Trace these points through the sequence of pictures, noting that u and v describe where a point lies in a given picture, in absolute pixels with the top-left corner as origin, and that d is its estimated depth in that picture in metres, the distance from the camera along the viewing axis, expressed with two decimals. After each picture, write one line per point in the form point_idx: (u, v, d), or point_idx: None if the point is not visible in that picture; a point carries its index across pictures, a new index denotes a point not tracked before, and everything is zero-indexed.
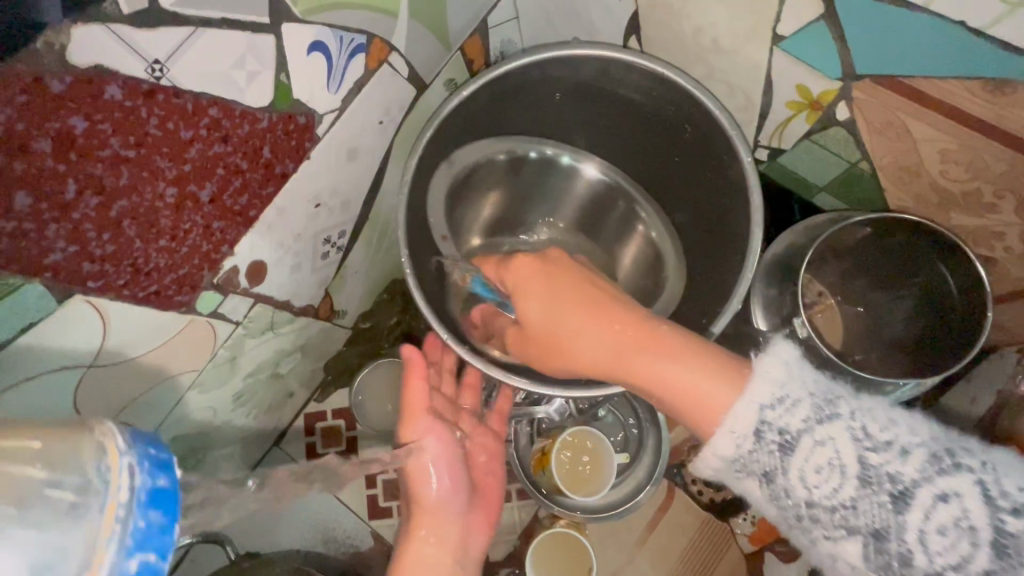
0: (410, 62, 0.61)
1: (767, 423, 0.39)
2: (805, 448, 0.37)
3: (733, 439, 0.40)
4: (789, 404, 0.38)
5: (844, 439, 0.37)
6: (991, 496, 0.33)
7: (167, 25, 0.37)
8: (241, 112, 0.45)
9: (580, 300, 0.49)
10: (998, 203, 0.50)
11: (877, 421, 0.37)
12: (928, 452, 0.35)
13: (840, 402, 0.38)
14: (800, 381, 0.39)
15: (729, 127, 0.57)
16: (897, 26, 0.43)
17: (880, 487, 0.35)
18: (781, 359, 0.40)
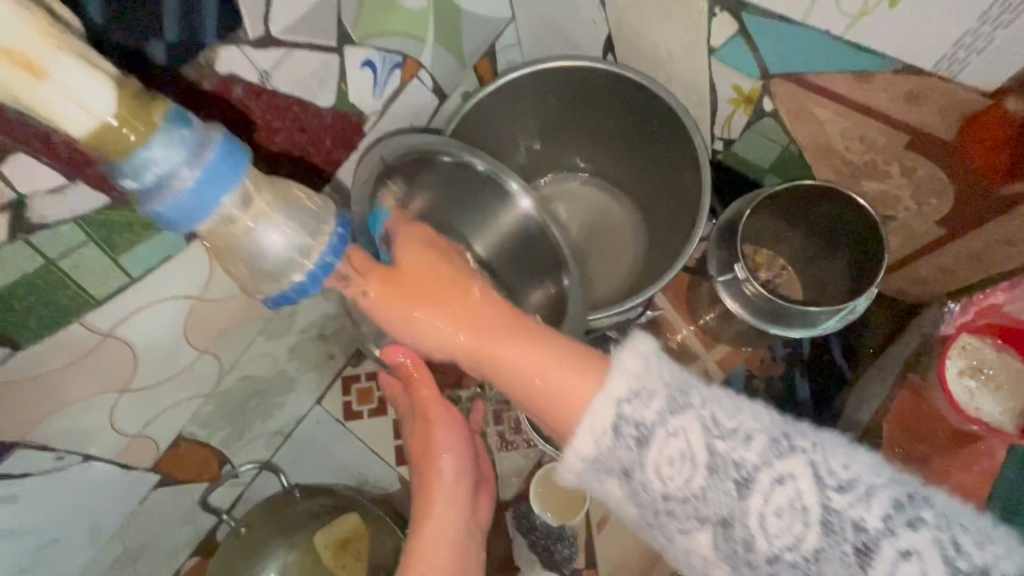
0: (434, 76, 0.78)
1: (625, 417, 0.40)
2: (657, 441, 0.39)
3: (593, 435, 0.41)
4: (642, 396, 0.39)
5: (694, 429, 0.38)
6: (822, 476, 0.35)
7: (272, 47, 0.54)
8: (314, 109, 0.63)
9: (459, 318, 0.48)
10: (890, 171, 0.63)
11: (725, 411, 0.38)
12: (770, 437, 0.37)
13: (692, 391, 0.39)
14: (653, 368, 0.40)
15: (684, 119, 0.72)
16: (790, 39, 0.57)
17: (727, 475, 0.37)
18: (638, 352, 0.40)
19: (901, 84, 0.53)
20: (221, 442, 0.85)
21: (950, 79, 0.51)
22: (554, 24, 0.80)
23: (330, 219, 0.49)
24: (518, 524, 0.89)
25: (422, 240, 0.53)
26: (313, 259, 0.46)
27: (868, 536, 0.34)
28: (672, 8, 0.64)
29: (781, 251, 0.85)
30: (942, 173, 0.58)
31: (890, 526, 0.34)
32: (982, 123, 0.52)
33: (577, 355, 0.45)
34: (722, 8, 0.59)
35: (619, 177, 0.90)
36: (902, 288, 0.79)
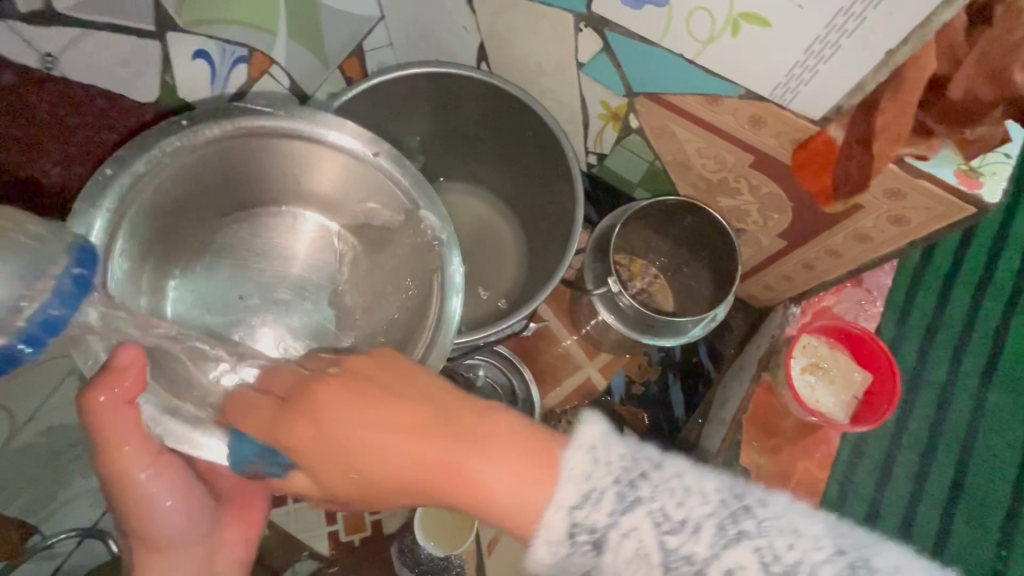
0: (291, 74, 0.70)
1: (577, 524, 0.35)
2: (612, 539, 0.35)
3: (549, 547, 0.36)
4: (592, 497, 0.35)
5: (646, 528, 0.35)
6: (767, 562, 0.34)
7: (58, 24, 0.44)
8: (128, 105, 0.53)
9: (358, 397, 0.41)
10: (739, 188, 0.68)
11: (676, 499, 0.35)
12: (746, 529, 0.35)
13: (639, 482, 0.35)
14: (598, 457, 0.36)
15: (555, 129, 0.71)
16: (649, 58, 0.58)
17: (684, 565, 0.34)
18: (585, 446, 0.36)
19: (745, 108, 0.57)
20: (19, 512, 0.69)
21: (784, 106, 0.54)
22: (425, 27, 0.76)
23: (59, 255, 0.42)
24: (402, 557, 0.83)
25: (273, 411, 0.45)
26: (28, 316, 0.39)
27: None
28: (540, 21, 0.63)
29: (652, 261, 0.89)
30: (782, 192, 0.63)
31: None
32: (809, 149, 0.55)
33: (530, 447, 0.39)
34: (586, 24, 0.59)
35: (497, 187, 0.89)
36: (753, 293, 0.85)
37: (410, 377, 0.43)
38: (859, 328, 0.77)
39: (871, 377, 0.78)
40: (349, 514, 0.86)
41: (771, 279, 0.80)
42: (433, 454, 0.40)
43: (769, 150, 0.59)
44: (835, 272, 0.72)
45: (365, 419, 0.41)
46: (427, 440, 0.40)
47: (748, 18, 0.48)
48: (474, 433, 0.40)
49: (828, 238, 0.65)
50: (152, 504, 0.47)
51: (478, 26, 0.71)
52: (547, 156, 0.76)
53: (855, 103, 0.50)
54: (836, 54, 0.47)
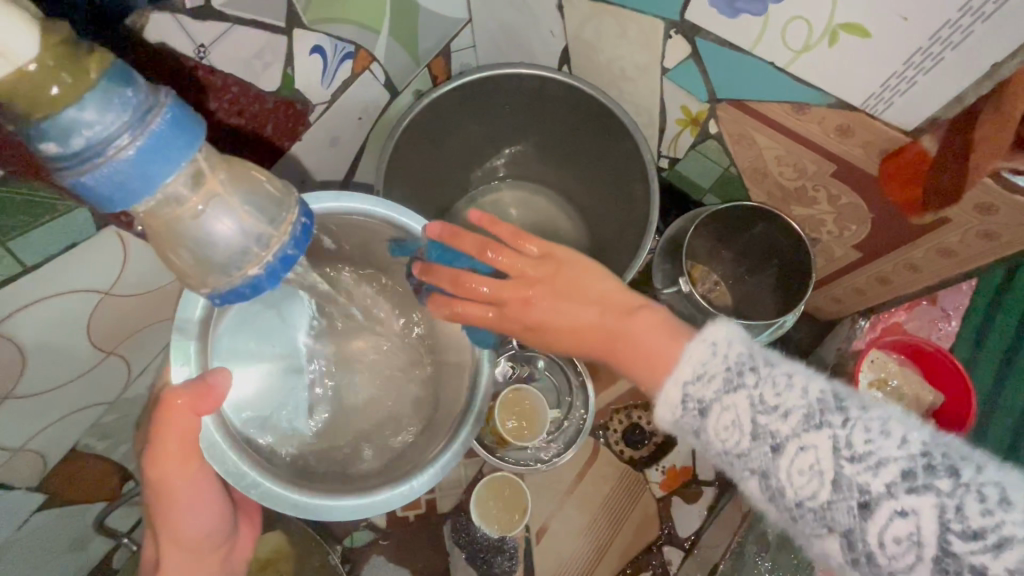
0: (387, 71, 0.75)
1: (688, 394, 0.44)
2: (713, 411, 0.43)
3: (669, 407, 0.45)
4: (705, 378, 0.44)
5: (744, 404, 0.42)
6: (840, 447, 0.39)
7: (214, 19, 0.50)
8: (256, 92, 0.58)
9: (574, 287, 0.52)
10: (816, 197, 0.69)
11: (774, 389, 0.42)
12: (806, 412, 0.40)
13: (748, 372, 0.43)
14: (720, 352, 0.44)
15: (634, 131, 0.73)
16: (739, 65, 0.59)
17: (764, 441, 0.41)
18: (710, 341, 0.45)
19: (833, 118, 0.57)
20: (122, 458, 0.76)
21: (874, 116, 0.55)
22: (511, 31, 0.80)
23: (293, 204, 0.41)
24: (456, 536, 0.88)
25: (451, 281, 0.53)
26: (272, 252, 0.39)
27: (870, 498, 0.38)
28: (629, 28, 0.66)
29: (715, 268, 0.88)
30: (863, 202, 0.64)
31: (892, 491, 0.37)
32: (899, 159, 0.55)
33: (659, 346, 0.49)
34: (676, 31, 0.61)
35: (567, 186, 0.92)
36: (818, 305, 0.85)
37: (585, 278, 0.53)
38: (932, 346, 0.76)
39: (944, 397, 0.76)
40: None
41: (840, 292, 0.79)
42: (599, 319, 0.51)
43: (854, 160, 0.60)
44: (911, 287, 0.71)
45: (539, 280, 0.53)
46: (598, 312, 0.52)
47: (847, 28, 0.49)
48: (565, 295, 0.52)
49: (908, 252, 0.65)
50: (186, 510, 0.51)
51: (564, 31, 0.74)
52: (622, 158, 0.78)
53: (952, 115, 0.50)
54: (937, 67, 0.47)
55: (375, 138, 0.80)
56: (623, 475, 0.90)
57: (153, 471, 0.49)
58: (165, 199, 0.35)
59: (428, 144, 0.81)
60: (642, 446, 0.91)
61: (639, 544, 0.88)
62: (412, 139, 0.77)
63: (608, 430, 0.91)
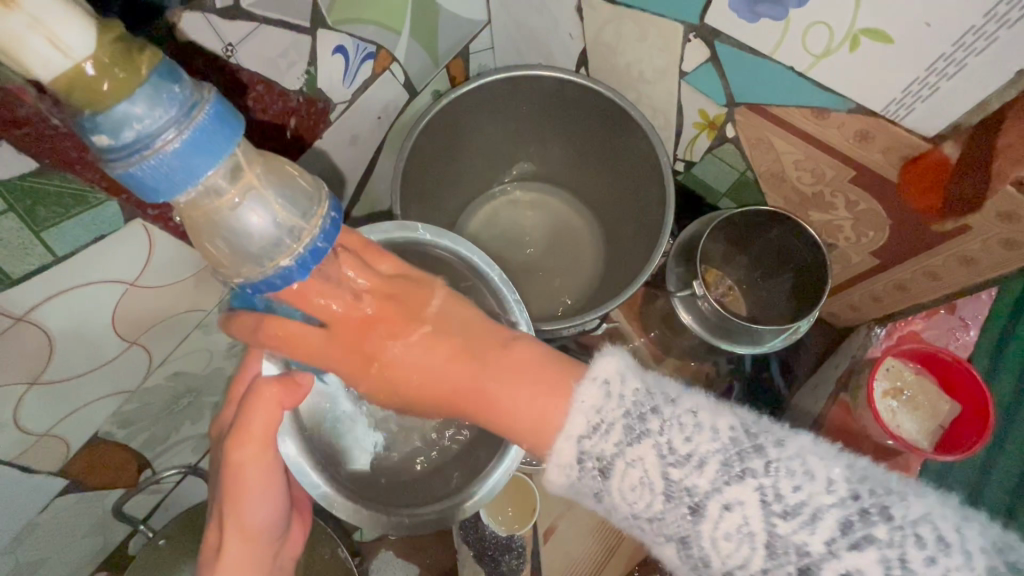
0: (406, 71, 0.76)
1: (585, 451, 0.43)
2: (615, 470, 0.42)
3: (563, 469, 0.44)
4: (604, 430, 0.42)
5: (652, 458, 0.41)
6: (767, 500, 0.38)
7: (242, 18, 0.51)
8: (280, 91, 0.60)
9: (444, 323, 0.52)
10: (835, 203, 0.68)
11: (682, 436, 0.40)
12: (722, 460, 0.39)
13: (649, 417, 0.41)
14: (615, 395, 0.42)
15: (651, 134, 0.74)
16: (758, 70, 0.59)
17: (682, 502, 0.40)
18: (601, 381, 0.43)
19: (853, 123, 0.57)
20: (140, 447, 0.77)
21: (895, 122, 0.54)
22: (529, 33, 0.81)
23: (324, 197, 0.42)
24: (464, 533, 0.88)
25: (372, 276, 0.51)
26: (303, 241, 0.40)
27: (809, 560, 0.37)
28: (648, 31, 0.66)
29: (729, 272, 0.88)
30: (882, 209, 0.63)
31: (833, 548, 0.37)
32: (922, 164, 0.55)
33: (553, 378, 0.48)
34: (696, 35, 0.61)
35: (582, 189, 0.92)
36: (834, 312, 0.84)
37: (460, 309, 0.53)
38: (951, 355, 0.74)
39: (961, 408, 0.75)
40: None
41: (856, 298, 0.79)
42: (462, 372, 0.51)
43: (874, 166, 0.59)
44: (928, 295, 0.70)
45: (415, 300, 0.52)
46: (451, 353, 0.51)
47: (869, 33, 0.49)
48: (488, 359, 0.50)
49: (927, 260, 0.65)
50: (250, 507, 0.51)
51: (583, 33, 0.74)
52: (639, 162, 0.78)
53: (974, 122, 0.50)
54: (960, 73, 0.47)
55: (393, 138, 0.81)
56: None
57: (232, 460, 0.50)
58: (206, 191, 0.36)
59: (445, 144, 0.81)
60: None
61: (647, 549, 0.87)
62: (430, 139, 0.77)
63: None
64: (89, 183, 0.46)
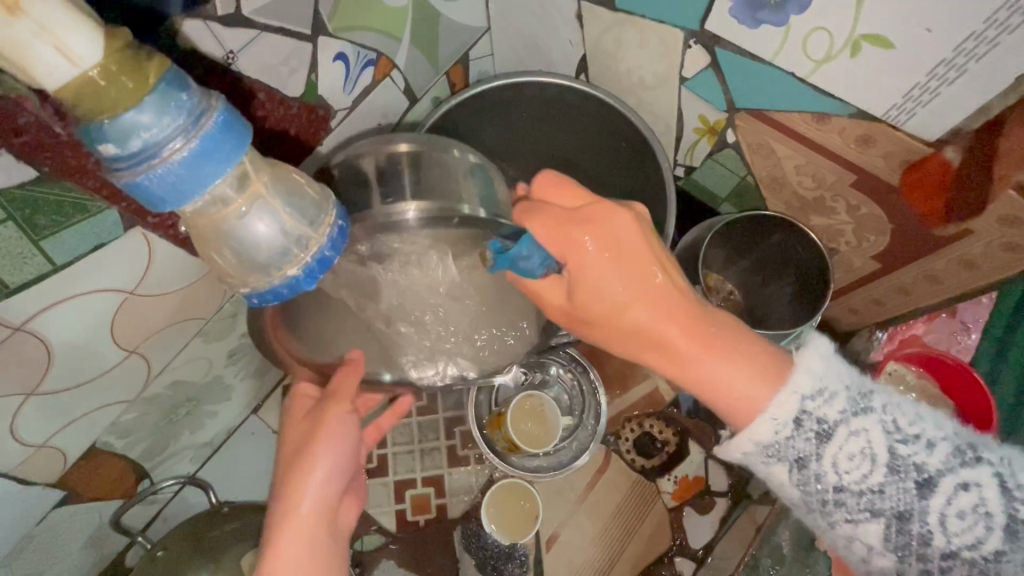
0: (407, 78, 0.76)
1: (807, 412, 0.41)
2: (838, 435, 0.40)
3: (773, 425, 0.41)
4: (828, 396, 0.41)
5: (877, 432, 0.40)
6: (1007, 486, 0.38)
7: (243, 26, 0.51)
8: (281, 98, 0.59)
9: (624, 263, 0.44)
10: (835, 207, 0.68)
11: (906, 416, 0.41)
12: (951, 446, 0.40)
13: (872, 397, 0.41)
14: (833, 371, 0.41)
15: (651, 140, 0.74)
16: (758, 75, 0.60)
17: (909, 476, 0.40)
18: (819, 354, 0.42)
19: (853, 128, 0.57)
20: (139, 456, 0.77)
21: (896, 127, 0.54)
22: (529, 39, 0.81)
23: (329, 205, 0.41)
24: (467, 541, 0.87)
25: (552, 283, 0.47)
26: (310, 250, 0.39)
27: None
28: (649, 37, 0.66)
29: (728, 276, 0.89)
30: (883, 213, 0.63)
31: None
32: (922, 171, 0.55)
33: (752, 354, 0.43)
34: (696, 41, 0.61)
35: None
36: (836, 316, 0.84)
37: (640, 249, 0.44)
38: (954, 359, 0.74)
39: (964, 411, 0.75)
40: (416, 495, 0.90)
41: (857, 302, 0.79)
42: (669, 321, 0.44)
43: (875, 171, 0.59)
44: (930, 299, 0.70)
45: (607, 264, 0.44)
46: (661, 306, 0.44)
47: (869, 39, 0.49)
48: (693, 322, 0.44)
49: (929, 263, 0.65)
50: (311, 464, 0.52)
51: (583, 40, 0.75)
52: (639, 167, 0.78)
53: (975, 126, 0.50)
54: (961, 78, 0.47)
55: None
56: (635, 485, 0.89)
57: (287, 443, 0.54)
58: (212, 199, 0.36)
59: None
60: (654, 455, 0.90)
61: (650, 557, 0.87)
62: None
63: (620, 439, 0.90)
64: (89, 192, 0.46)
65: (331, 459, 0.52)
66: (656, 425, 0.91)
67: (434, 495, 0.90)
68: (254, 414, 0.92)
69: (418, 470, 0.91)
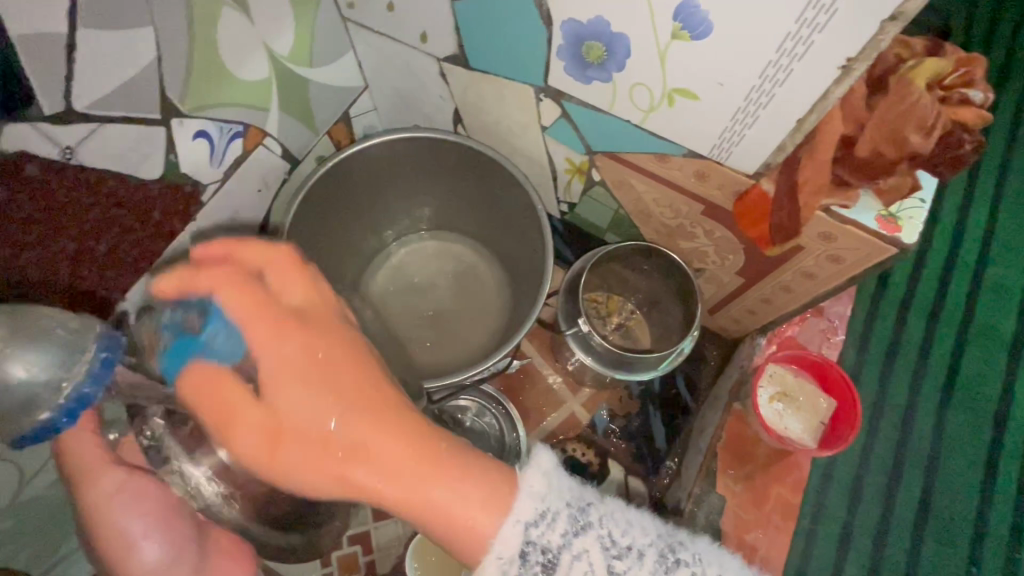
0: (283, 143, 0.76)
1: (531, 544, 0.39)
2: (562, 562, 0.39)
3: (500, 564, 0.38)
4: (551, 521, 0.39)
5: (594, 549, 0.39)
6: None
7: (78, 121, 0.51)
8: (136, 182, 0.59)
9: (332, 375, 0.37)
10: (695, 233, 0.74)
11: (620, 525, 0.40)
12: (657, 549, 0.40)
13: (590, 509, 0.40)
14: (558, 494, 0.40)
15: (525, 184, 0.77)
16: (602, 122, 0.65)
17: None
18: (540, 470, 0.40)
19: (690, 164, 0.63)
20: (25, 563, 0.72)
21: (721, 163, 0.60)
22: (404, 95, 0.84)
23: (90, 340, 0.37)
24: None
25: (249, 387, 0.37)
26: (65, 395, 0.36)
27: None
28: (505, 92, 0.70)
29: (628, 298, 0.95)
30: (732, 235, 0.69)
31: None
32: (748, 201, 0.60)
33: (468, 468, 0.38)
34: (544, 95, 0.66)
35: (480, 235, 0.95)
36: (722, 326, 0.90)
37: (360, 377, 0.37)
38: (820, 358, 0.82)
39: (835, 402, 0.82)
40: (341, 556, 0.89)
41: (734, 313, 0.85)
42: (403, 473, 0.36)
43: (715, 200, 0.66)
44: (789, 305, 0.77)
45: (301, 407, 0.36)
46: (389, 445, 0.36)
47: (680, 91, 0.55)
48: (420, 469, 0.37)
49: (779, 276, 0.71)
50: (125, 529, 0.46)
51: (451, 94, 0.78)
52: (520, 209, 0.82)
53: (779, 161, 0.56)
54: (756, 123, 0.53)
55: (281, 205, 0.82)
56: None
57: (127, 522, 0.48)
58: None
59: (333, 208, 0.83)
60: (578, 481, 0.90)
61: None
62: (315, 206, 0.79)
63: None
64: None
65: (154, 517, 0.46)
66: (578, 449, 0.92)
67: (361, 554, 0.89)
68: None
69: (342, 529, 0.90)
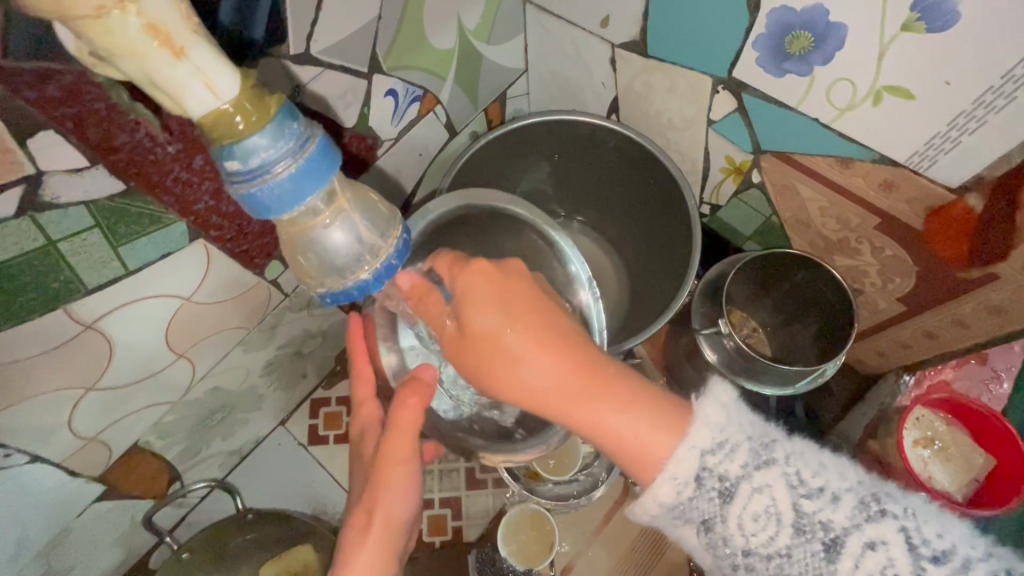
0: (449, 113, 0.80)
1: (706, 468, 0.42)
2: (737, 495, 0.42)
3: (674, 485, 0.43)
4: (728, 451, 0.42)
5: (779, 486, 0.41)
6: (795, 484, 0.41)
7: (308, 64, 0.56)
8: (335, 128, 0.64)
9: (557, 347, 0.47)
10: (860, 249, 0.70)
11: (808, 467, 0.42)
12: (755, 451, 0.42)
13: (772, 446, 0.42)
14: (735, 427, 0.43)
15: (680, 180, 0.77)
16: (782, 118, 0.63)
17: (718, 489, 0.42)
18: (718, 403, 0.44)
19: (877, 171, 0.60)
20: (175, 458, 0.80)
21: (919, 172, 0.57)
22: (564, 80, 0.86)
23: (396, 223, 0.45)
24: (480, 566, 0.87)
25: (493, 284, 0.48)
26: (375, 262, 0.43)
27: (835, 535, 0.40)
28: (678, 82, 0.70)
29: (753, 314, 0.89)
30: (907, 255, 0.65)
31: (855, 523, 0.40)
32: (945, 216, 0.58)
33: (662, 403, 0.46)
34: (724, 87, 0.65)
35: (610, 228, 0.95)
36: (861, 357, 0.83)
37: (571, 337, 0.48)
38: (983, 406, 0.73)
39: (996, 461, 0.73)
40: (432, 515, 0.91)
41: (881, 345, 0.79)
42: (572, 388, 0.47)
43: (898, 213, 0.61)
44: (959, 343, 0.70)
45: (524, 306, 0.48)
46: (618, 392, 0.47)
47: (892, 90, 0.53)
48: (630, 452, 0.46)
49: (954, 306, 0.65)
50: (396, 500, 0.53)
51: (615, 82, 0.79)
52: (670, 206, 0.81)
53: (998, 174, 0.52)
54: (982, 128, 0.50)
55: (431, 175, 0.86)
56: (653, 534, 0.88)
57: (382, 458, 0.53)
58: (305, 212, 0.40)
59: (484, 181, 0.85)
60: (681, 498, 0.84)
61: None
62: (468, 177, 0.82)
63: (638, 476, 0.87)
64: (165, 206, 0.51)
65: (411, 486, 0.53)
66: None
67: (450, 517, 0.91)
68: (282, 424, 0.96)
69: (436, 490, 0.92)
